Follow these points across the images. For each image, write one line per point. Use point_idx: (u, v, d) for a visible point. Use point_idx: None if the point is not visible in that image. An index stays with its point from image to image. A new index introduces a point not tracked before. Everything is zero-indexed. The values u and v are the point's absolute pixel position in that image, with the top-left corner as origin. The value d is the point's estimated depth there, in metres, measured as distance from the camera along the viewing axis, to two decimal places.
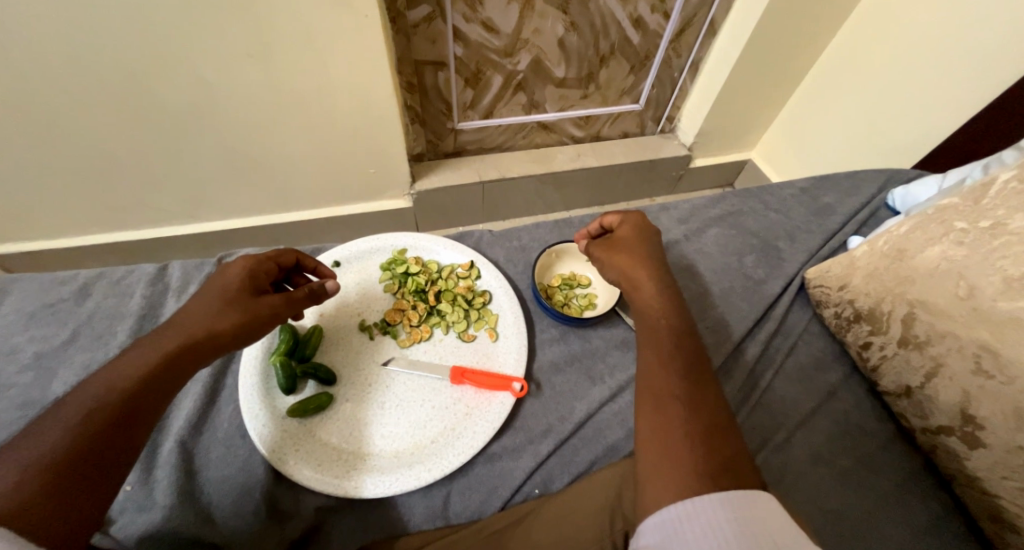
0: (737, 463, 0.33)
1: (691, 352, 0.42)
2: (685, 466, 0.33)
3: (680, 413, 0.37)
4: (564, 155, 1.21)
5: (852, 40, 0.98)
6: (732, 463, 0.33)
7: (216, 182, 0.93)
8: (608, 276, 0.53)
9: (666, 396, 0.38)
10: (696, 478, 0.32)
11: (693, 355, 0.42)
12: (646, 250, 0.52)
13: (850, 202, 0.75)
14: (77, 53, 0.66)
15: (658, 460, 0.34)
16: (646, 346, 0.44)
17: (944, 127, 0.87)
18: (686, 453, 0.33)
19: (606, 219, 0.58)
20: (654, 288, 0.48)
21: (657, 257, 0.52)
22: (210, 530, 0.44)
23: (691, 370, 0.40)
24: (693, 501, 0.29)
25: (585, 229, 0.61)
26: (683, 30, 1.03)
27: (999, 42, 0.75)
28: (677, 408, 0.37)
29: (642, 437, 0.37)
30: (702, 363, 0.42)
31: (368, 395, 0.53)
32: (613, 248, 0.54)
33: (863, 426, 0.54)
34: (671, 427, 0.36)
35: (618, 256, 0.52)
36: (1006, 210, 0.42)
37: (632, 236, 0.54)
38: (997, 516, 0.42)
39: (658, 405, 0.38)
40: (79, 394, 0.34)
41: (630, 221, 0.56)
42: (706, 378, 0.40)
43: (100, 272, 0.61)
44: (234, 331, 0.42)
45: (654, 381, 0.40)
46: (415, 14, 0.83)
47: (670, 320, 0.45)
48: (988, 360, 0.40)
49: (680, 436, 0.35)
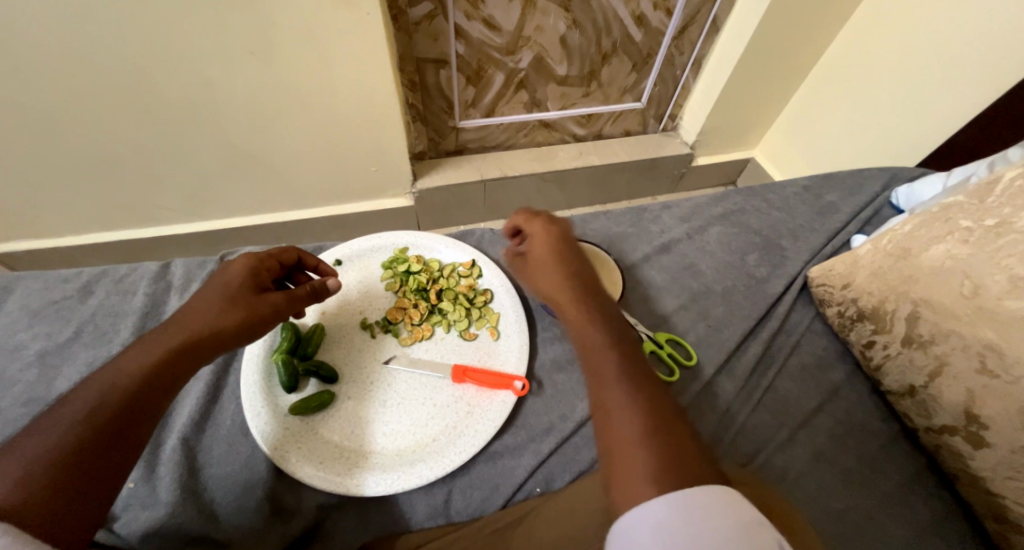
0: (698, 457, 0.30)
1: (629, 347, 0.39)
2: (646, 471, 0.29)
3: (637, 421, 0.32)
4: (565, 154, 1.21)
5: (856, 37, 0.97)
6: (694, 459, 0.30)
7: (217, 180, 0.93)
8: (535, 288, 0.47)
9: (612, 407, 0.34)
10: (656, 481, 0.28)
11: (633, 348, 0.39)
12: (564, 246, 0.47)
13: (853, 201, 0.75)
14: (78, 51, 0.66)
15: (625, 476, 0.30)
16: (581, 352, 0.39)
17: (947, 125, 0.86)
18: (645, 457, 0.30)
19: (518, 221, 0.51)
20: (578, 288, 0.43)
21: (582, 255, 0.48)
22: (212, 527, 0.44)
23: (634, 366, 0.36)
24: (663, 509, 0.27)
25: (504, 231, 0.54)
26: (685, 28, 1.03)
27: (1004, 38, 0.75)
28: (628, 414, 0.33)
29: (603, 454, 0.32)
30: (643, 355, 0.38)
31: (369, 393, 0.53)
32: (532, 259, 0.48)
33: (866, 425, 0.54)
34: (629, 439, 0.31)
35: (537, 263, 0.47)
36: (1011, 208, 0.41)
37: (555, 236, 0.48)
38: (1000, 516, 0.42)
39: (607, 419, 0.33)
40: (83, 390, 0.34)
41: (537, 224, 0.50)
42: (648, 371, 0.37)
43: (102, 270, 0.61)
44: (236, 330, 0.42)
45: (602, 393, 0.35)
46: (416, 12, 0.83)
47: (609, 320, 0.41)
48: (992, 358, 0.40)
49: (642, 448, 0.30)
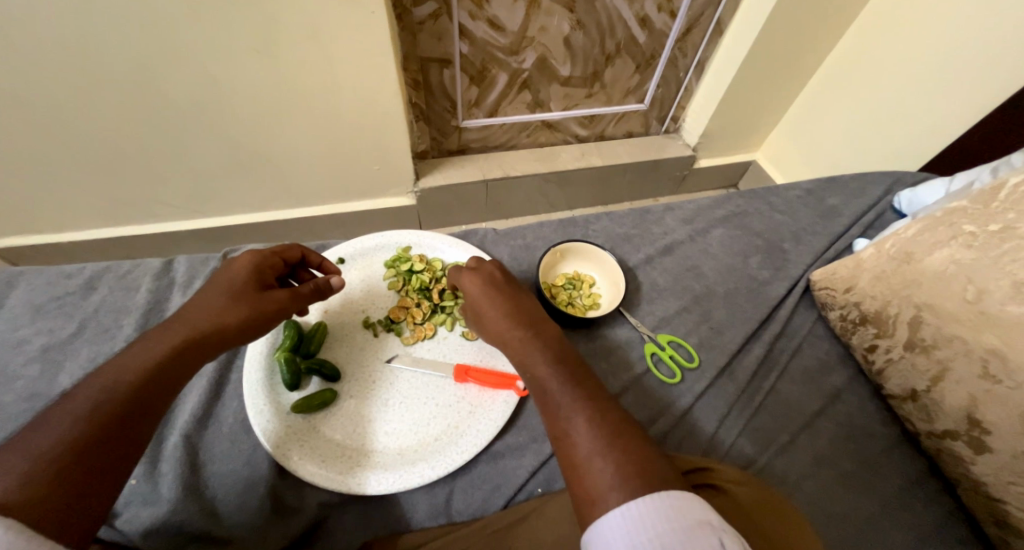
0: (646, 454, 0.33)
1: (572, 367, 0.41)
2: (604, 485, 0.31)
3: (595, 445, 0.34)
4: (567, 154, 1.21)
5: (860, 41, 0.98)
6: (645, 462, 0.32)
7: (219, 177, 0.93)
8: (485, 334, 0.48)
9: (566, 433, 0.36)
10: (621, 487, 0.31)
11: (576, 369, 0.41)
12: (499, 285, 0.49)
13: (855, 204, 0.75)
14: (83, 47, 0.66)
15: (588, 496, 0.32)
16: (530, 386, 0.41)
17: (950, 130, 0.86)
18: (603, 471, 0.32)
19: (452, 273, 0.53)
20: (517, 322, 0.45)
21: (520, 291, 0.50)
22: (214, 524, 0.44)
23: (579, 387, 0.38)
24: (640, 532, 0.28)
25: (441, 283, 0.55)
26: (689, 30, 1.03)
27: (1008, 44, 0.75)
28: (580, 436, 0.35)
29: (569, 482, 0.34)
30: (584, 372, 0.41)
31: (371, 392, 0.53)
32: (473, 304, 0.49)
33: (867, 429, 0.54)
34: (584, 460, 0.33)
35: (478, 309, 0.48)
36: (1016, 213, 0.41)
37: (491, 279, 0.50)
38: (1001, 521, 0.42)
39: (564, 449, 0.35)
40: (89, 385, 0.34)
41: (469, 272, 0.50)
42: (593, 390, 0.39)
43: (106, 266, 0.61)
44: (240, 327, 0.42)
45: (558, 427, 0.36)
46: (421, 11, 0.83)
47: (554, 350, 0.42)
48: (995, 364, 0.40)
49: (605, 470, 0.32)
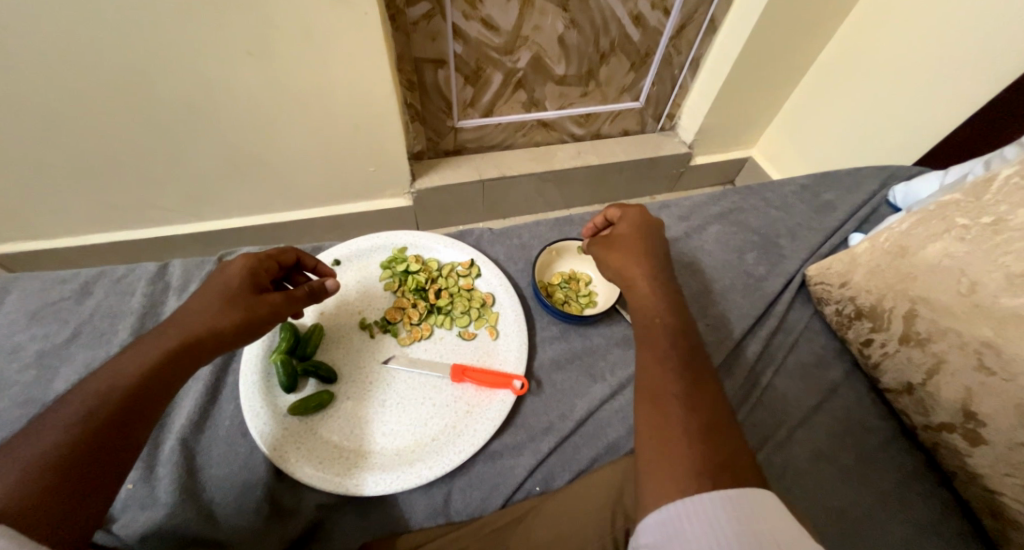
0: (737, 462, 0.32)
1: (693, 351, 0.41)
2: (680, 446, 0.33)
3: (682, 410, 0.36)
4: (564, 153, 1.21)
5: (853, 37, 0.98)
6: (731, 453, 0.33)
7: (214, 180, 0.93)
8: (607, 270, 0.51)
9: (662, 392, 0.37)
10: (696, 475, 0.31)
11: (695, 353, 0.41)
12: (645, 240, 0.51)
13: (850, 200, 0.75)
14: (75, 51, 0.66)
15: (659, 447, 0.34)
16: (642, 344, 0.43)
17: (944, 123, 0.86)
18: (687, 446, 0.33)
19: (609, 213, 0.56)
20: (653, 285, 0.47)
21: (661, 252, 0.51)
22: (211, 529, 0.44)
23: (685, 364, 0.40)
24: (697, 510, 0.28)
25: (590, 224, 0.59)
26: (683, 27, 1.03)
27: (1001, 37, 0.75)
28: (676, 407, 0.36)
29: (643, 439, 0.35)
30: (703, 360, 0.41)
31: (368, 393, 0.53)
32: (614, 243, 0.52)
33: (865, 423, 0.54)
34: (664, 413, 0.36)
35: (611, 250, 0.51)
36: (1008, 205, 0.41)
37: (636, 230, 0.52)
38: (997, 513, 0.42)
39: (657, 407, 0.37)
40: (82, 391, 0.34)
41: (631, 214, 0.54)
42: (699, 367, 0.40)
43: (100, 271, 0.61)
44: (234, 331, 0.42)
45: (652, 380, 0.39)
46: (414, 12, 0.83)
47: (674, 317, 0.44)
48: (990, 356, 0.40)
49: (684, 432, 0.34)
